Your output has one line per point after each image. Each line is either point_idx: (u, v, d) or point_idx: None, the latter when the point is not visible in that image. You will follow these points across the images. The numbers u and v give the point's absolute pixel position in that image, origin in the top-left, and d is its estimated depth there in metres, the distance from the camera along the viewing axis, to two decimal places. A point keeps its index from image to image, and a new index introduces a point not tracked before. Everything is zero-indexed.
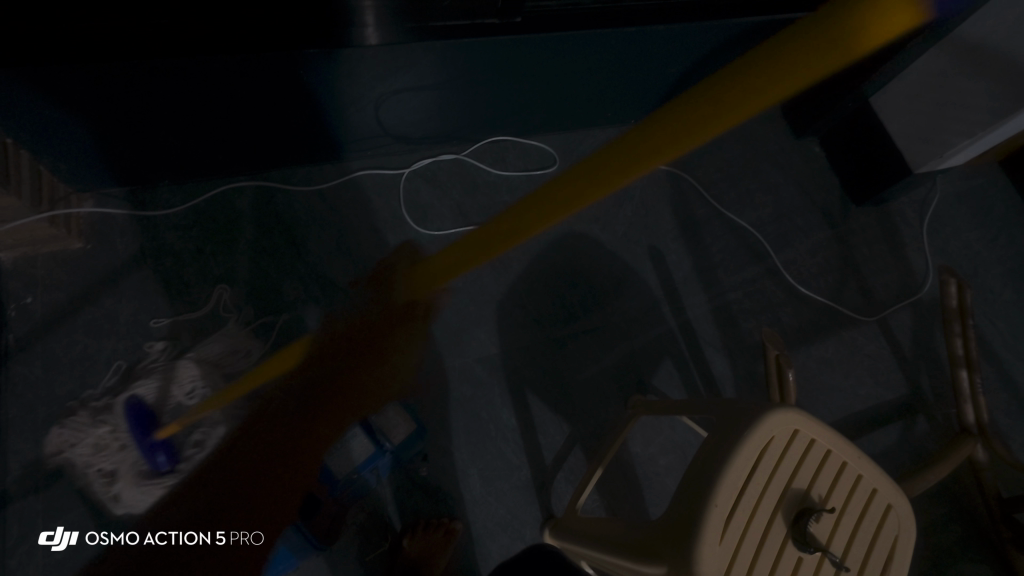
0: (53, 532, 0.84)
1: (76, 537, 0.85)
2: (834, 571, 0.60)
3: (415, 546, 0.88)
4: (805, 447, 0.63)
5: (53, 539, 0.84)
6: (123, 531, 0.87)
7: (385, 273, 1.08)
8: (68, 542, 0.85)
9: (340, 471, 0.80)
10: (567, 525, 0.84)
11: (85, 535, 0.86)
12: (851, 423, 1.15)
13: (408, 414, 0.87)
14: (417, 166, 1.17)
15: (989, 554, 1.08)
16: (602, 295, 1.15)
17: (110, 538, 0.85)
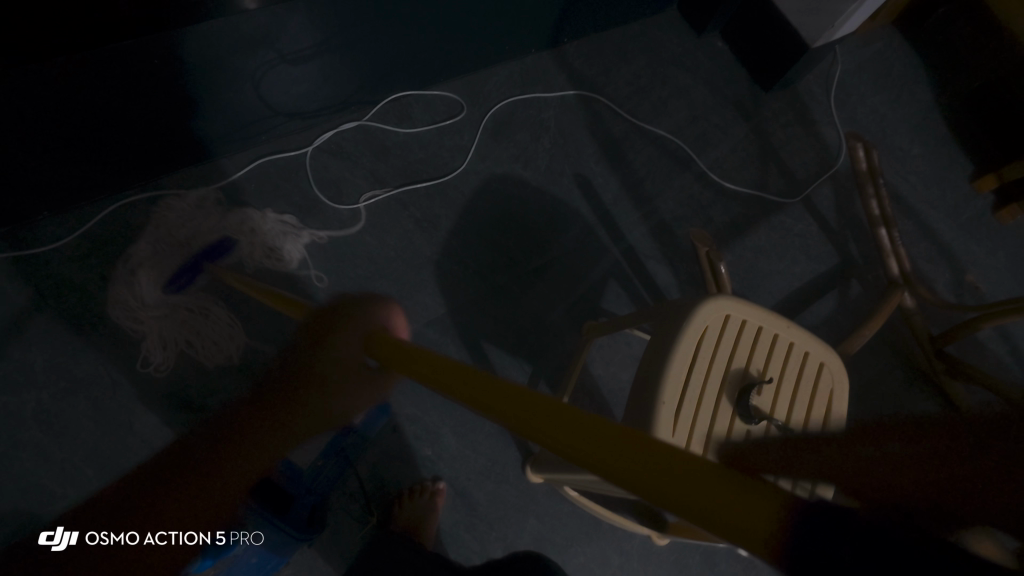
0: None
1: None
2: (783, 432, 0.63)
3: (404, 515, 0.86)
4: (739, 329, 0.66)
5: None
6: None
7: (314, 258, 1.04)
8: None
9: (303, 462, 0.81)
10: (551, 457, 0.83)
11: None
12: (793, 300, 1.20)
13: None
14: (319, 141, 1.11)
15: (928, 389, 1.19)
16: (538, 232, 1.14)
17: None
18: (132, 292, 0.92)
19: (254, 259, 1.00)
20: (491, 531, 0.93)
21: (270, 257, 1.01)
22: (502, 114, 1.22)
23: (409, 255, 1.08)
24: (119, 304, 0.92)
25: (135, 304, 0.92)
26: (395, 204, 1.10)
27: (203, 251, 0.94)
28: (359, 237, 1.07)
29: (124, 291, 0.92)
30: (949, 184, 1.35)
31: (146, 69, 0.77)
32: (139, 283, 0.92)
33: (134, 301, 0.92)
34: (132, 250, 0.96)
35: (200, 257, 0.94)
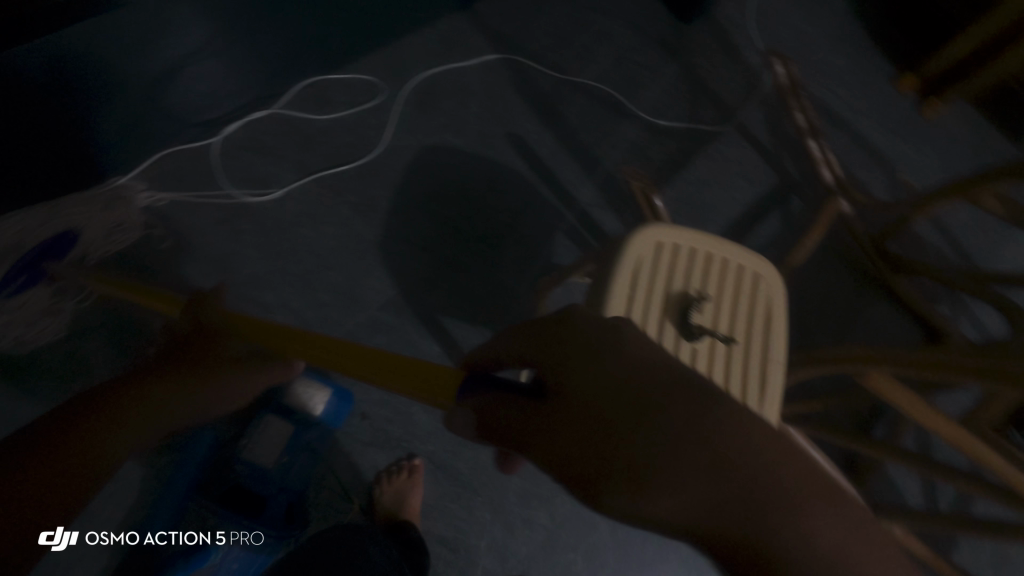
0: None
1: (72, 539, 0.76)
2: (727, 346, 0.65)
3: (386, 497, 0.87)
4: (671, 254, 0.67)
5: None
6: (123, 530, 0.79)
7: (252, 258, 1.01)
8: None
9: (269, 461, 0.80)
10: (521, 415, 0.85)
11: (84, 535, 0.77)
12: (739, 225, 1.22)
13: (321, 385, 0.86)
14: (228, 132, 1.07)
15: (877, 290, 1.23)
16: (479, 198, 1.13)
17: (112, 536, 0.78)
18: None
19: (99, 245, 0.91)
20: (476, 497, 0.93)
21: (114, 230, 0.93)
22: (424, 84, 1.20)
23: (350, 240, 1.05)
24: None
25: None
26: (316, 186, 1.07)
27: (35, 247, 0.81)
28: (296, 230, 1.04)
29: None
30: (874, 90, 1.38)
31: (32, 82, 0.70)
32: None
33: None
34: None
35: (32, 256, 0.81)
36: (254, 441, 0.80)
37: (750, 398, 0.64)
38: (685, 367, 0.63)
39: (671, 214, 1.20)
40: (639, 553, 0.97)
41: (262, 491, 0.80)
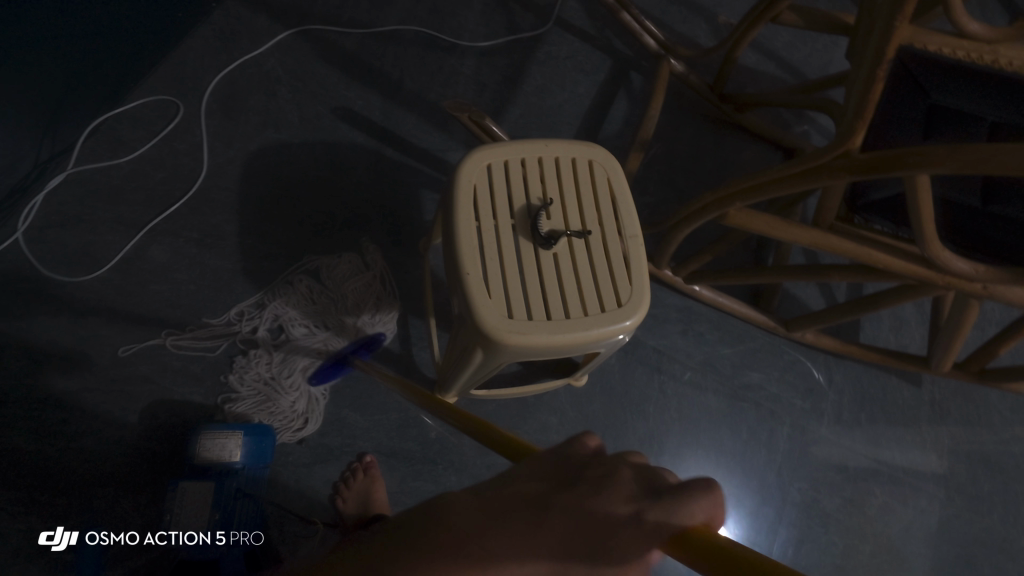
0: (52, 532, 0.82)
1: (75, 536, 0.82)
2: (583, 239, 0.66)
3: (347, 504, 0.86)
4: (504, 172, 0.67)
5: (53, 539, 0.81)
6: (123, 530, 0.83)
7: (110, 336, 0.92)
8: (69, 541, 0.82)
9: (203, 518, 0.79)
10: (445, 376, 0.85)
11: (84, 534, 0.82)
12: (590, 117, 1.23)
13: (229, 428, 0.83)
14: (26, 217, 0.95)
15: (733, 133, 1.29)
16: (330, 185, 1.08)
17: (112, 536, 0.83)
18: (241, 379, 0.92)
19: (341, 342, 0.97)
20: (438, 466, 0.95)
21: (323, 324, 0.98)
22: (223, 89, 1.10)
23: (212, 278, 0.98)
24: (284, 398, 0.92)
25: (258, 379, 0.93)
26: (154, 238, 0.99)
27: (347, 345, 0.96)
28: (148, 287, 0.96)
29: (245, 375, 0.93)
30: None
31: None
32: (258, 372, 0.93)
33: (259, 379, 0.93)
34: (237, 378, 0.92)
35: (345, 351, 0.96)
36: (179, 511, 0.78)
37: (623, 278, 0.65)
38: (552, 275, 0.64)
39: (523, 130, 1.19)
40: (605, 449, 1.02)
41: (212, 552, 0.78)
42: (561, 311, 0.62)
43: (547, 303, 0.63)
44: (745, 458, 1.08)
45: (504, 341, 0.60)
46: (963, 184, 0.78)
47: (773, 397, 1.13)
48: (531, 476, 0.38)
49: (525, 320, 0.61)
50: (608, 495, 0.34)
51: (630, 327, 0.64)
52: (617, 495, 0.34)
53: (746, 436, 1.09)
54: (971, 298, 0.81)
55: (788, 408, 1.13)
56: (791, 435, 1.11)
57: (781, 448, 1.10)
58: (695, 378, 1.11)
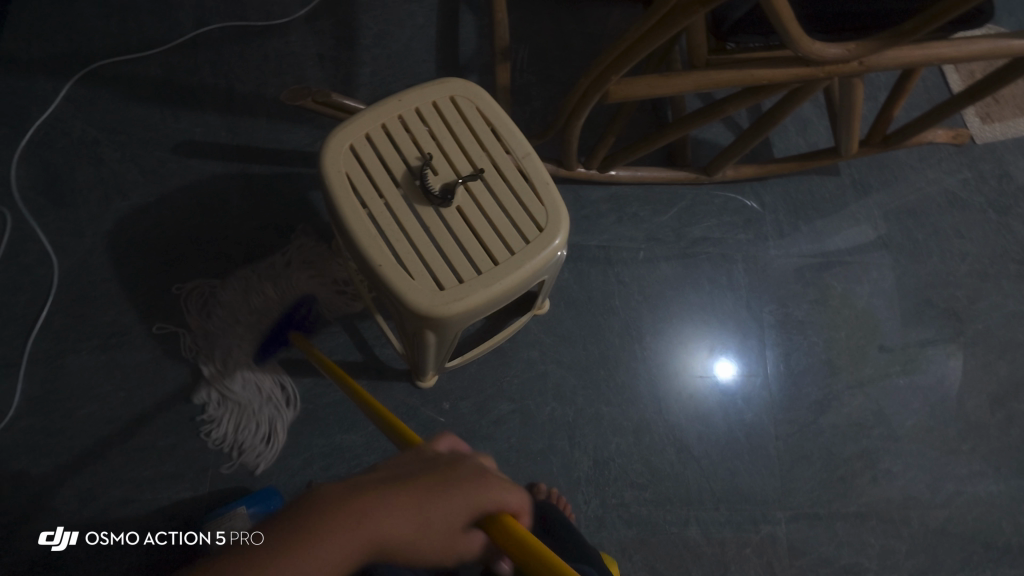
0: (52, 533, 0.82)
1: (76, 537, 0.82)
2: (479, 182, 0.62)
3: None
4: (370, 147, 0.62)
5: (53, 539, 0.82)
6: (123, 531, 0.84)
7: (62, 477, 0.85)
8: (68, 542, 0.82)
9: None
10: (415, 362, 0.83)
11: (85, 536, 0.83)
12: (442, 45, 1.14)
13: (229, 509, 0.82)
14: None
15: (588, 4, 1.23)
16: (211, 230, 0.98)
17: (112, 537, 0.83)
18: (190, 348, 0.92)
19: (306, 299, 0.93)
20: (450, 442, 0.96)
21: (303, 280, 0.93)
22: (43, 176, 0.97)
23: (138, 376, 0.91)
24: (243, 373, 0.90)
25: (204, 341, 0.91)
26: (55, 362, 0.90)
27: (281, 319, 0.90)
28: (76, 412, 0.88)
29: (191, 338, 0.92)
30: None
31: None
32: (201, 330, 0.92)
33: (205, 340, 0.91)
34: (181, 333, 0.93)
35: (283, 325, 0.91)
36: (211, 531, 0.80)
37: (533, 201, 0.63)
38: (464, 229, 0.61)
39: (381, 87, 1.10)
40: (592, 356, 1.05)
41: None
42: (487, 261, 0.60)
43: (471, 260, 0.60)
44: (715, 306, 1.13)
45: (447, 313, 0.58)
46: None
47: (719, 242, 1.16)
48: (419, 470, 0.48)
49: (457, 285, 0.59)
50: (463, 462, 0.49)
51: (560, 245, 0.63)
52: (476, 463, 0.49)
53: (710, 286, 1.13)
54: (853, 78, 0.82)
55: (737, 245, 1.16)
56: (747, 267, 1.16)
57: (743, 282, 1.15)
58: (646, 256, 1.12)
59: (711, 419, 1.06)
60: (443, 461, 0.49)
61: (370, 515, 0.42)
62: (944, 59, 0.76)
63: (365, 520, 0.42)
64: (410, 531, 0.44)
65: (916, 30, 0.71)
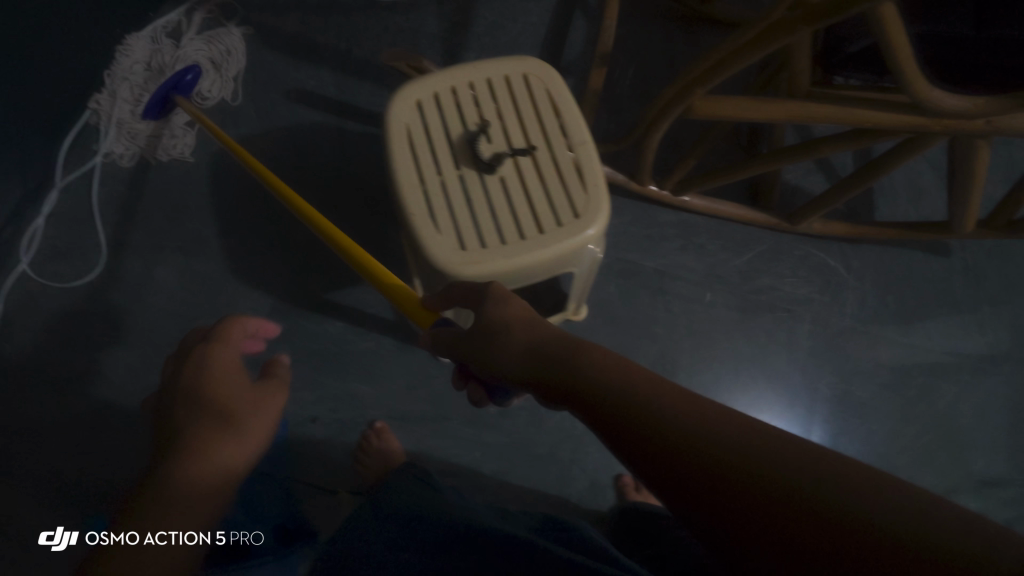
0: (52, 532, 0.87)
1: (74, 536, 0.87)
2: (529, 158, 0.62)
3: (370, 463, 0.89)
4: (433, 105, 0.64)
5: (54, 538, 0.87)
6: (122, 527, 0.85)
7: (122, 353, 0.97)
8: (69, 541, 0.87)
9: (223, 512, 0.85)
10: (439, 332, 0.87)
11: (82, 532, 0.88)
12: (548, 45, 1.17)
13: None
14: (38, 242, 1.00)
15: (705, 30, 1.20)
16: (297, 170, 1.07)
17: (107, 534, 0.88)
18: (115, 105, 1.05)
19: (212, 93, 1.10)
20: (452, 421, 0.95)
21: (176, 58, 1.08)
22: None
23: (203, 282, 1.01)
24: (126, 119, 1.05)
25: (122, 100, 1.06)
26: (147, 253, 1.02)
27: (166, 83, 0.97)
28: (146, 302, 1.00)
29: (116, 94, 1.05)
30: None
31: None
32: (122, 87, 1.06)
33: (120, 100, 1.05)
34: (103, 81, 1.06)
35: (168, 85, 0.97)
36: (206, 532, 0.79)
37: (576, 188, 0.62)
38: (501, 200, 0.61)
39: None
40: None
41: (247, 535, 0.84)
42: (514, 234, 0.60)
43: (500, 230, 0.60)
44: (765, 363, 1.03)
45: (462, 274, 0.59)
46: (953, 15, 0.70)
47: (787, 296, 1.06)
48: (197, 376, 0.71)
49: (480, 249, 0.59)
50: (223, 354, 0.74)
51: (592, 237, 0.61)
52: (224, 354, 0.73)
53: (764, 341, 1.04)
54: (976, 139, 0.73)
55: (807, 305, 1.06)
56: (812, 331, 1.05)
57: (805, 346, 1.05)
58: (702, 291, 1.06)
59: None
60: (224, 341, 0.75)
61: (226, 441, 0.67)
62: None
63: (203, 463, 0.64)
64: (268, 420, 0.73)
65: None
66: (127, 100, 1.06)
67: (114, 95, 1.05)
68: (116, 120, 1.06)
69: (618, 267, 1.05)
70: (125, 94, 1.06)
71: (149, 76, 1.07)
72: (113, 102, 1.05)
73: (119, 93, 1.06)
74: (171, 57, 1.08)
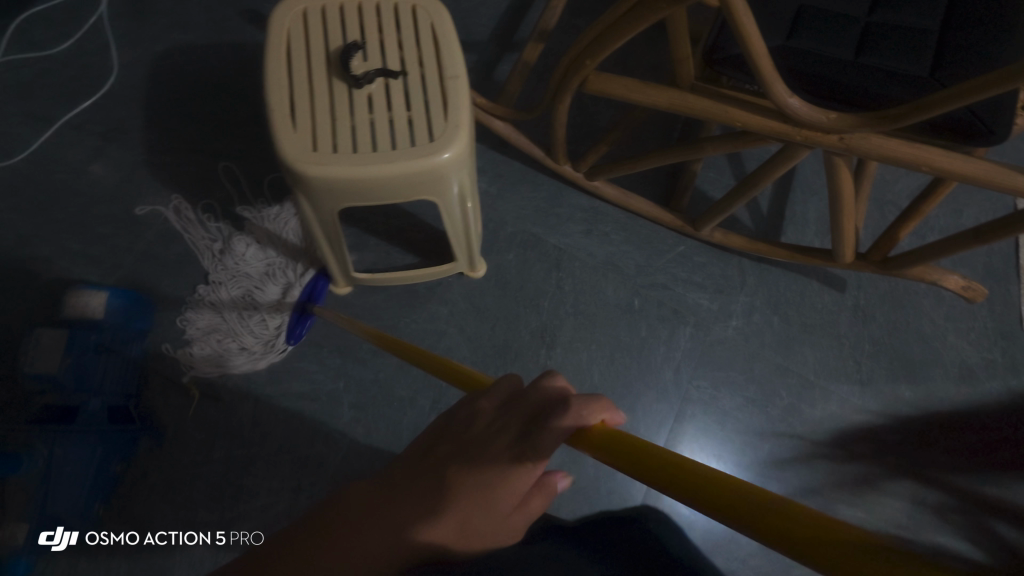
0: (53, 532, 0.78)
1: (76, 535, 0.80)
2: (397, 82, 0.65)
3: None
4: (321, 17, 0.67)
5: (53, 538, 0.78)
6: (122, 530, 0.82)
7: (13, 219, 0.97)
8: (70, 540, 0.79)
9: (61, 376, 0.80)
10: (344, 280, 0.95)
11: (85, 535, 0.81)
12: (506, 19, 1.20)
13: (93, 288, 0.86)
14: None
15: None
16: (233, 85, 1.09)
17: (112, 536, 0.81)
18: (211, 333, 0.92)
19: None
20: (322, 349, 0.96)
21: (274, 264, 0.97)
22: None
23: (114, 169, 1.02)
24: (235, 347, 0.92)
25: (208, 321, 0.92)
26: (64, 132, 1.03)
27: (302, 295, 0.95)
28: (52, 177, 1.00)
29: (218, 340, 0.91)
30: None
31: None
32: (206, 309, 0.93)
33: (211, 327, 0.92)
34: (191, 327, 0.92)
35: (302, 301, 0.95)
36: (213, 530, 0.84)
37: (437, 116, 0.64)
38: (361, 113, 0.64)
39: None
40: (496, 340, 1.03)
41: (75, 400, 0.81)
42: (364, 145, 0.62)
43: (353, 140, 0.63)
44: (643, 357, 1.06)
45: (306, 171, 0.61)
46: (834, 37, 0.73)
47: (678, 298, 1.10)
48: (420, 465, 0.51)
49: (326, 152, 0.62)
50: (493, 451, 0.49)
51: (444, 163, 0.63)
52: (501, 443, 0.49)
53: (647, 333, 1.07)
54: (840, 160, 0.76)
55: (695, 309, 1.10)
56: (695, 335, 1.08)
57: (684, 347, 1.08)
58: (597, 276, 1.09)
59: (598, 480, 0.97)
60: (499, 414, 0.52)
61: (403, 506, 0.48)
62: (937, 168, 0.67)
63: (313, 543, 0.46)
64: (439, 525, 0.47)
65: (900, 119, 0.65)
66: (230, 325, 0.92)
67: (224, 334, 0.92)
68: (214, 343, 0.91)
69: (521, 239, 1.09)
70: (230, 318, 0.93)
71: (276, 309, 0.94)
72: (210, 331, 0.92)
73: (223, 313, 0.93)
74: (259, 254, 0.97)
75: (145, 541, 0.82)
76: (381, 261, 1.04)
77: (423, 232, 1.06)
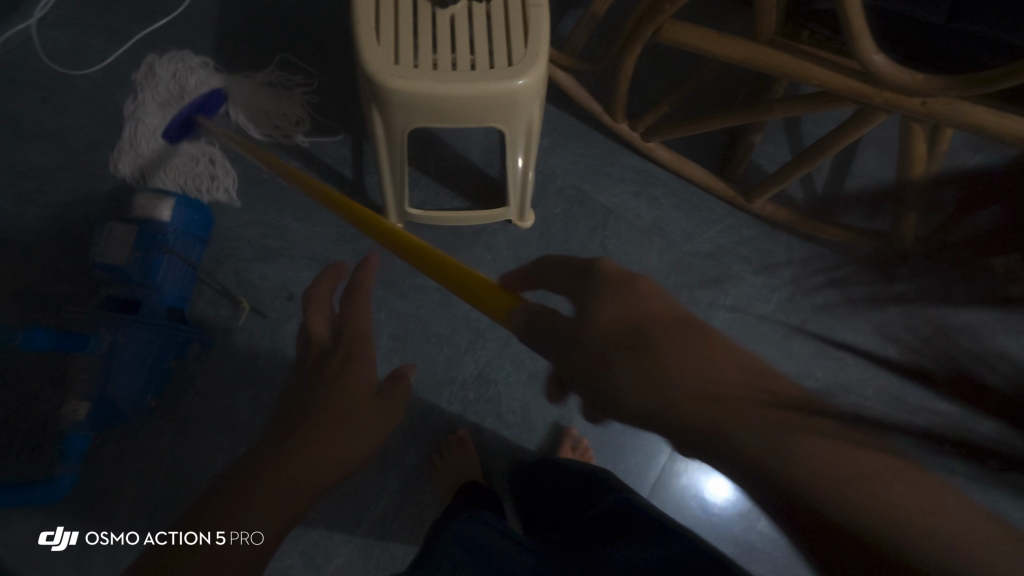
0: (52, 532, 0.82)
1: (75, 536, 0.82)
2: (480, 7, 0.66)
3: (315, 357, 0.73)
4: None
5: (53, 538, 0.81)
6: (122, 530, 0.83)
7: (86, 127, 1.00)
8: (69, 542, 0.82)
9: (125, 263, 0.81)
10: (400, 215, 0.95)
11: (85, 535, 0.83)
12: None
13: (162, 192, 0.86)
14: (43, 14, 1.06)
15: None
16: (301, 15, 1.10)
17: (111, 536, 0.83)
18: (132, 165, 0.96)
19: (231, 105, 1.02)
20: None
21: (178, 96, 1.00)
22: None
23: None
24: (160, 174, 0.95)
25: (133, 156, 0.96)
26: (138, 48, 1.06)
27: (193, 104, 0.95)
28: (123, 89, 1.04)
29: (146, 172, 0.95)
30: None
31: None
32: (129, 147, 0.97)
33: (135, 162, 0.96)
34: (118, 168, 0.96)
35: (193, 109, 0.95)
36: None
37: (518, 40, 0.64)
38: (444, 33, 0.65)
39: None
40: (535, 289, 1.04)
41: (137, 293, 0.84)
42: (444, 62, 0.63)
43: (433, 57, 0.64)
44: None
45: (386, 83, 0.62)
46: None
47: (722, 268, 1.08)
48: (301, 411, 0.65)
49: (407, 65, 0.62)
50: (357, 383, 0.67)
51: (520, 88, 0.64)
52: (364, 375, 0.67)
53: (686, 300, 1.07)
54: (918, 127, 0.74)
55: (738, 281, 1.08)
56: (733, 307, 1.07)
57: (721, 318, 1.07)
58: (640, 240, 1.08)
59: (623, 453, 0.98)
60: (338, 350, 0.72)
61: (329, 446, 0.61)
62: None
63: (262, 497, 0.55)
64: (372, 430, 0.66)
65: (992, 84, 0.63)
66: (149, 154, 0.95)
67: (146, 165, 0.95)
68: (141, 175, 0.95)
69: (569, 194, 1.09)
70: (152, 150, 0.96)
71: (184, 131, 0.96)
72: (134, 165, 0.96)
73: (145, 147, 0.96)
74: (174, 90, 1.00)
75: (191, 438, 0.88)
76: (429, 200, 1.05)
77: (474, 176, 1.07)
